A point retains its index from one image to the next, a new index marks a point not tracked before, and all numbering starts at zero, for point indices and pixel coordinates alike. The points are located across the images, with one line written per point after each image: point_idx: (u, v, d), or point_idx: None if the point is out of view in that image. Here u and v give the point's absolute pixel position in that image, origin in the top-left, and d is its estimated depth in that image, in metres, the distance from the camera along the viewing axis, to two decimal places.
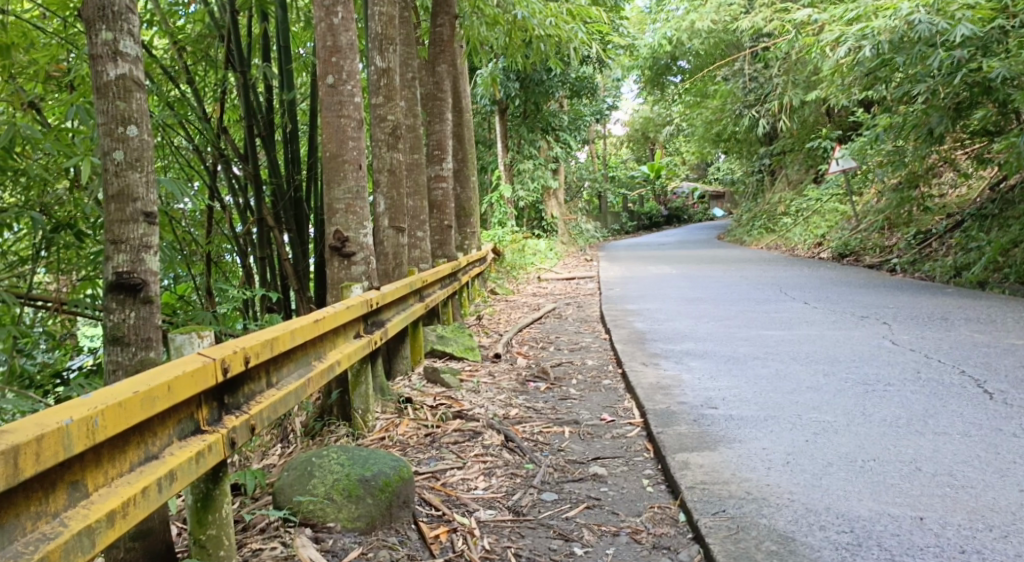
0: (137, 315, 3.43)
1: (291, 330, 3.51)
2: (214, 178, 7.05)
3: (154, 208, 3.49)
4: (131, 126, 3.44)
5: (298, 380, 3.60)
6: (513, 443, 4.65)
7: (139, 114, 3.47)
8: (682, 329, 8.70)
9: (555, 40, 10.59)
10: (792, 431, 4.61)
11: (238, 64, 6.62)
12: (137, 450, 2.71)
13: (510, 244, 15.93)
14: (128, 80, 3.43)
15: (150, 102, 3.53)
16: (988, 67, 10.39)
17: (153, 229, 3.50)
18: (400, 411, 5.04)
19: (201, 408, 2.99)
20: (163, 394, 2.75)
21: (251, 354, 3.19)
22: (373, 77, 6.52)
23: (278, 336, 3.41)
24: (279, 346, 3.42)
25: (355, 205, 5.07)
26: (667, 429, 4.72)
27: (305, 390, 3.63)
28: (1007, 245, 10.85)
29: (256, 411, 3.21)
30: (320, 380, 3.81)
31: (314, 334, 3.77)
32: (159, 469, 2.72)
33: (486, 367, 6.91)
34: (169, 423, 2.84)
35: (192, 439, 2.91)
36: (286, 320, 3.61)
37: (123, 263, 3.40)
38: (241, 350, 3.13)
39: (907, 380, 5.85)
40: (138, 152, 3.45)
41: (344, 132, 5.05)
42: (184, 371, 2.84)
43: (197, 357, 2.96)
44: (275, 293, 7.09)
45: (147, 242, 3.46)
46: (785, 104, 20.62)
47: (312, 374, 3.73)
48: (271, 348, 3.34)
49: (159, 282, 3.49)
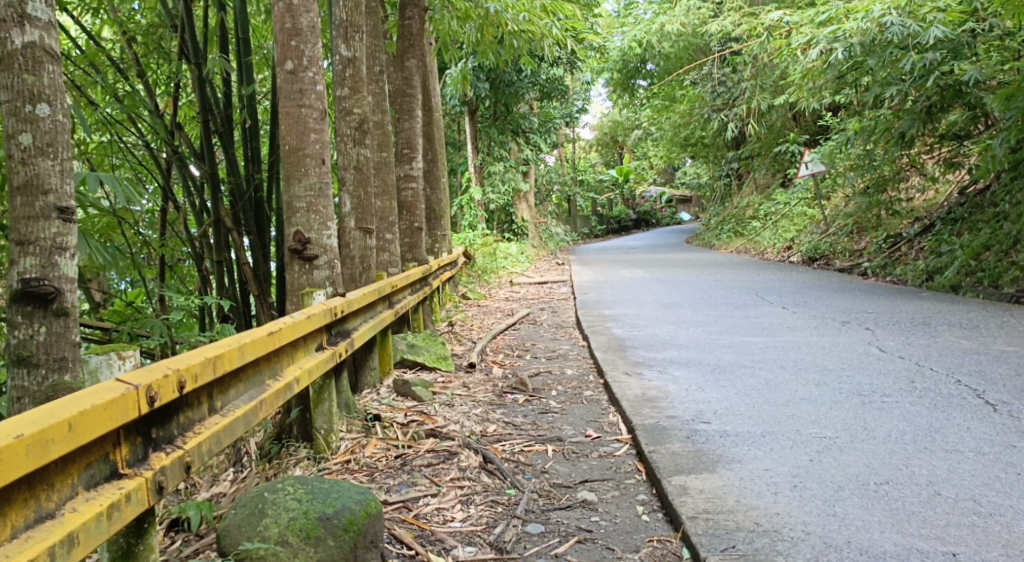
0: (49, 331, 2.99)
1: (241, 345, 3.08)
2: (168, 178, 6.59)
3: (70, 202, 3.04)
4: (42, 105, 2.98)
5: (247, 403, 3.15)
6: (492, 465, 4.23)
7: (52, 90, 3.01)
8: (662, 335, 8.31)
9: (525, 37, 10.21)
10: (795, 449, 4.22)
11: (192, 56, 6.12)
12: (26, 508, 2.25)
13: (480, 247, 15.52)
14: (38, 50, 2.98)
15: (65, 77, 3.07)
16: (959, 70, 10.17)
17: (71, 228, 3.06)
18: (368, 430, 4.59)
19: (120, 447, 2.54)
20: (61, 437, 2.30)
21: (188, 377, 2.75)
22: (337, 67, 6.08)
23: (226, 352, 2.99)
24: (227, 363, 2.99)
25: (317, 204, 4.62)
26: (660, 447, 4.32)
27: (257, 415, 3.19)
28: (981, 249, 10.68)
29: (192, 446, 2.76)
30: (277, 401, 3.37)
31: (268, 350, 3.32)
32: (54, 532, 2.27)
33: (459, 378, 6.47)
34: (73, 470, 2.38)
35: (105, 487, 2.46)
36: (235, 334, 3.16)
37: (30, 268, 2.96)
38: (174, 374, 2.68)
39: (905, 391, 5.50)
40: (51, 136, 2.99)
41: (306, 124, 4.60)
42: (93, 405, 2.39)
43: (115, 386, 2.51)
44: (233, 300, 6.62)
45: (61, 243, 3.01)
46: (754, 108, 20.42)
47: (265, 395, 3.28)
48: (214, 368, 2.90)
49: (76, 291, 3.05)
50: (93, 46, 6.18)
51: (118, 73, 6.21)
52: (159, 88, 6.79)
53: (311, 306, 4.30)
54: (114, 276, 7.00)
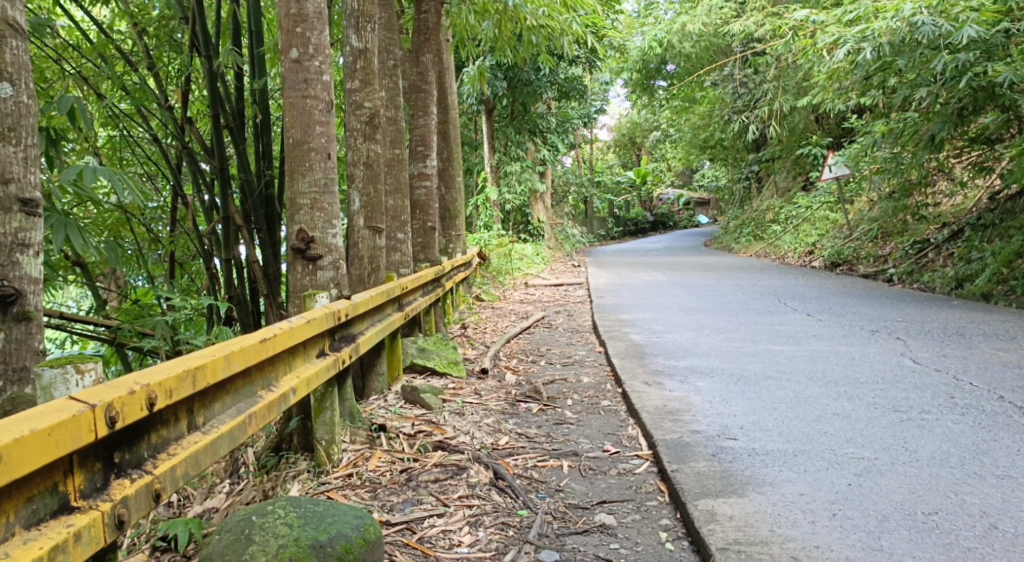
0: (10, 336, 3.06)
1: (226, 355, 2.84)
2: (178, 174, 6.37)
3: (32, 193, 3.08)
4: (4, 85, 3.01)
5: (234, 419, 2.90)
6: (503, 481, 3.97)
7: (14, 69, 3.04)
8: (682, 342, 8.02)
9: (545, 33, 9.91)
10: (830, 471, 3.94)
11: (203, 49, 5.87)
12: None
13: (496, 247, 15.26)
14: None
15: (28, 55, 3.10)
16: (993, 71, 9.78)
17: (33, 222, 3.11)
18: (372, 441, 4.32)
19: (72, 476, 2.30)
20: None
21: (159, 394, 2.51)
22: (348, 59, 5.82)
23: (208, 364, 2.74)
24: (208, 375, 2.74)
25: (322, 201, 4.37)
26: (684, 467, 4.05)
27: (245, 430, 2.94)
28: (1012, 256, 10.32)
29: (161, 471, 2.52)
30: (269, 414, 3.12)
31: (259, 359, 3.07)
32: None
33: (471, 385, 6.20)
34: (12, 506, 2.15)
35: (51, 524, 2.22)
36: (220, 341, 2.92)
37: None
38: (141, 390, 2.45)
39: (945, 407, 5.20)
40: (12, 120, 3.02)
41: (311, 116, 4.35)
42: (33, 430, 2.16)
43: (66, 407, 2.28)
44: (242, 300, 6.33)
45: (23, 238, 3.05)
46: (776, 110, 20.06)
47: (255, 409, 3.02)
48: (193, 382, 2.66)
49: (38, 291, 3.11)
50: (103, 36, 5.99)
51: (127, 65, 5.99)
52: (170, 81, 6.56)
53: (314, 309, 4.05)
54: (125, 273, 6.79)
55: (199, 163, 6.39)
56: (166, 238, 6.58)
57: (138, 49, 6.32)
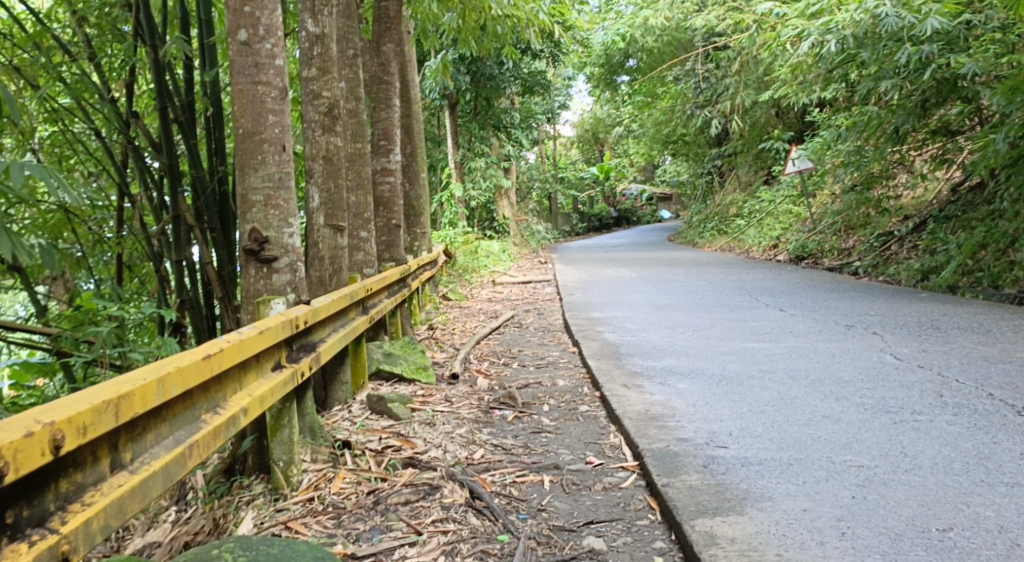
0: None
1: (159, 381, 2.53)
2: (124, 171, 5.93)
3: None
4: None
5: (170, 452, 2.61)
6: (480, 502, 3.65)
7: None
8: (657, 341, 7.74)
9: (510, 23, 9.55)
10: (831, 482, 3.65)
11: (148, 37, 5.43)
12: None
13: (461, 245, 14.93)
14: None
15: None
16: (956, 63, 9.58)
17: None
18: (335, 460, 3.97)
19: None
20: None
21: (66, 433, 2.25)
22: (304, 45, 5.43)
23: (134, 392, 2.45)
24: (134, 405, 2.46)
25: (277, 197, 4.00)
26: (674, 480, 3.74)
27: (184, 464, 2.65)
28: (977, 247, 10.16)
29: (69, 530, 2.25)
30: (214, 441, 2.81)
31: (201, 380, 2.75)
32: None
33: (441, 391, 5.86)
34: None
35: None
36: (154, 364, 2.61)
37: None
38: (40, 434, 2.18)
39: (937, 406, 4.95)
40: None
41: (263, 104, 3.97)
42: None
43: None
44: (195, 305, 5.90)
45: None
46: (738, 104, 19.87)
47: (198, 438, 2.71)
48: (114, 415, 2.38)
49: None
50: (40, 24, 5.54)
51: (65, 55, 5.55)
52: (116, 74, 6.12)
53: (269, 316, 3.70)
54: (70, 277, 6.35)
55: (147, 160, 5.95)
56: (113, 240, 6.15)
57: (78, 38, 5.88)
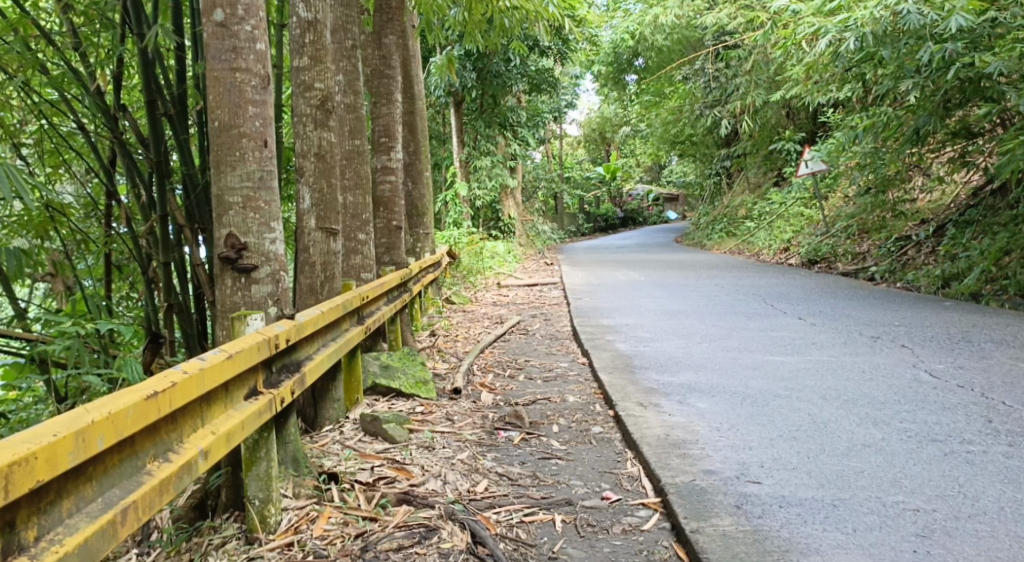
0: None
1: (73, 437, 2.24)
2: (112, 169, 5.43)
3: None
4: None
5: (97, 520, 2.31)
6: (484, 550, 3.24)
7: None
8: (673, 352, 7.28)
9: (517, 16, 9.03)
10: (886, 531, 3.24)
11: (135, 27, 4.90)
12: None
13: (465, 246, 14.46)
14: None
15: None
16: (980, 62, 9.04)
17: None
18: (320, 494, 3.54)
19: None
20: None
21: None
22: (294, 31, 4.97)
23: (34, 457, 2.15)
24: (34, 471, 2.15)
25: (257, 198, 3.56)
26: (705, 526, 3.33)
27: (115, 533, 2.35)
28: (1001, 253, 9.65)
29: None
30: (159, 497, 2.51)
31: (138, 428, 2.45)
32: None
33: (441, 408, 5.41)
34: None
35: None
36: (75, 412, 2.32)
37: None
38: None
39: (987, 434, 4.49)
40: None
41: (242, 93, 3.53)
42: None
43: None
44: (185, 312, 5.42)
45: None
46: (748, 104, 19.34)
47: (134, 497, 2.42)
48: (4, 487, 2.09)
49: None
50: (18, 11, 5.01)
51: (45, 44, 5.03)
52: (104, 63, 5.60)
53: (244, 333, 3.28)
54: (60, 278, 5.89)
55: (136, 155, 5.45)
56: (100, 241, 5.65)
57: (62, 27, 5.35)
